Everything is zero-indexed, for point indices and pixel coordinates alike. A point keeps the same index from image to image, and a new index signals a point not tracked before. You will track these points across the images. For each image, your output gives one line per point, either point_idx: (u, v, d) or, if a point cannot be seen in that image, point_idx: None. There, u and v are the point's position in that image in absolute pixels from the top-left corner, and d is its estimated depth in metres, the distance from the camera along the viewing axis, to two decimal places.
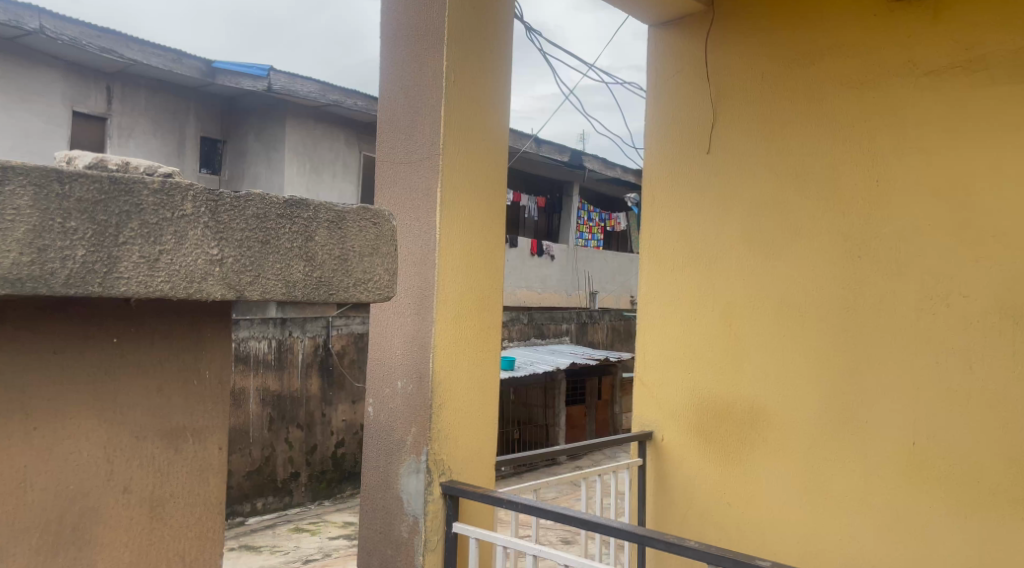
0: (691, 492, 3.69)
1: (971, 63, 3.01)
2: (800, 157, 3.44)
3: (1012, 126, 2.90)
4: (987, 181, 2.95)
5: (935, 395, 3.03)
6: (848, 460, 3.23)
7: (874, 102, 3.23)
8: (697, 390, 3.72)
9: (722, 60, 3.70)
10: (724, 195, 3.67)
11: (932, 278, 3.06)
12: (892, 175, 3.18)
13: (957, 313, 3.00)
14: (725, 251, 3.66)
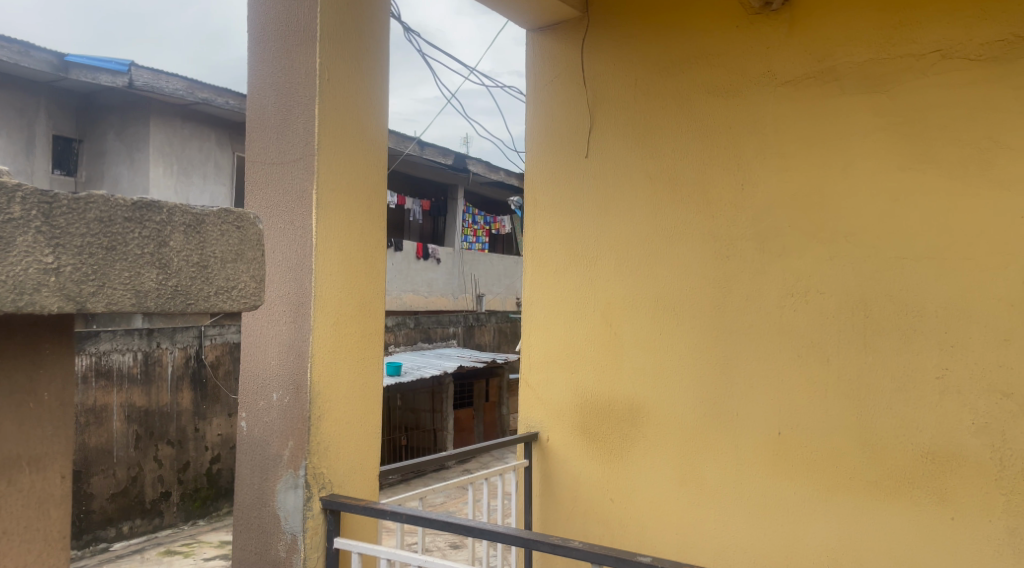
0: (576, 492, 3.73)
1: (824, 73, 3.19)
2: (672, 161, 3.54)
3: (863, 132, 3.10)
4: (840, 184, 3.14)
5: (801, 388, 3.18)
6: (722, 453, 3.34)
7: (740, 108, 3.37)
8: (581, 390, 3.76)
9: (596, 65, 3.77)
10: (603, 197, 3.73)
11: (795, 278, 3.22)
12: (757, 178, 3.33)
13: (818, 309, 3.17)
14: (604, 254, 3.72)
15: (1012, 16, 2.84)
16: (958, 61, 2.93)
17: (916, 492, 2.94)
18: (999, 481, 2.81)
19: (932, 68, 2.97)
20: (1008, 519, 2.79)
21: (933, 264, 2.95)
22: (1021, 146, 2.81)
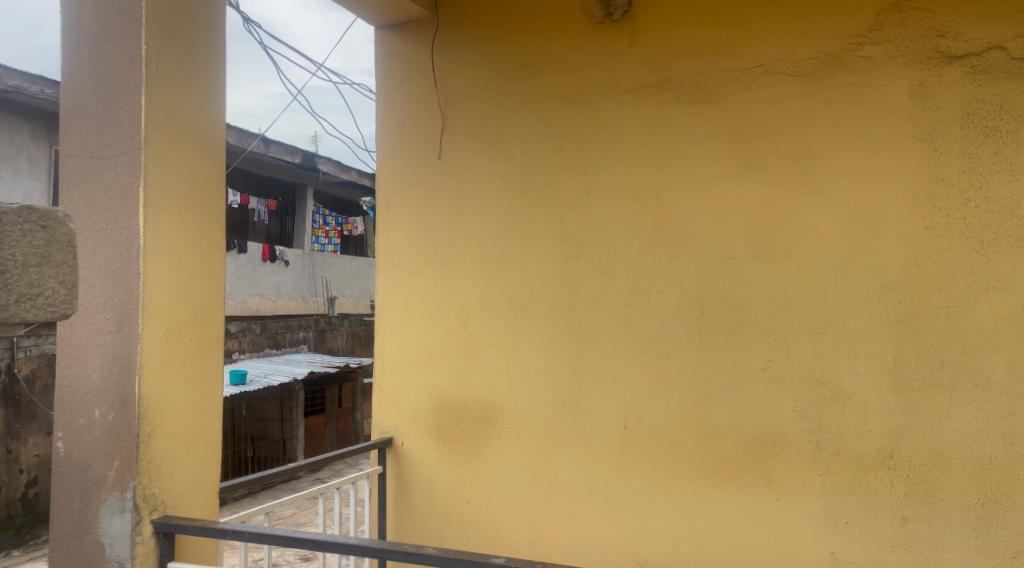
0: (431, 496, 3.70)
1: (661, 83, 3.33)
2: (521, 162, 3.58)
3: (696, 140, 3.27)
4: (678, 189, 3.29)
5: (645, 384, 3.31)
6: (570, 451, 3.42)
7: (584, 113, 3.46)
8: (434, 393, 3.73)
9: (445, 66, 3.75)
10: (454, 198, 3.72)
11: (638, 277, 3.34)
12: (602, 181, 3.42)
13: (658, 308, 3.30)
14: (455, 255, 3.71)
15: (823, 36, 3.09)
16: (778, 76, 3.15)
17: (747, 477, 3.14)
18: (817, 463, 3.05)
19: (756, 82, 3.18)
20: (825, 497, 3.04)
21: (760, 264, 3.15)
22: (832, 155, 3.06)
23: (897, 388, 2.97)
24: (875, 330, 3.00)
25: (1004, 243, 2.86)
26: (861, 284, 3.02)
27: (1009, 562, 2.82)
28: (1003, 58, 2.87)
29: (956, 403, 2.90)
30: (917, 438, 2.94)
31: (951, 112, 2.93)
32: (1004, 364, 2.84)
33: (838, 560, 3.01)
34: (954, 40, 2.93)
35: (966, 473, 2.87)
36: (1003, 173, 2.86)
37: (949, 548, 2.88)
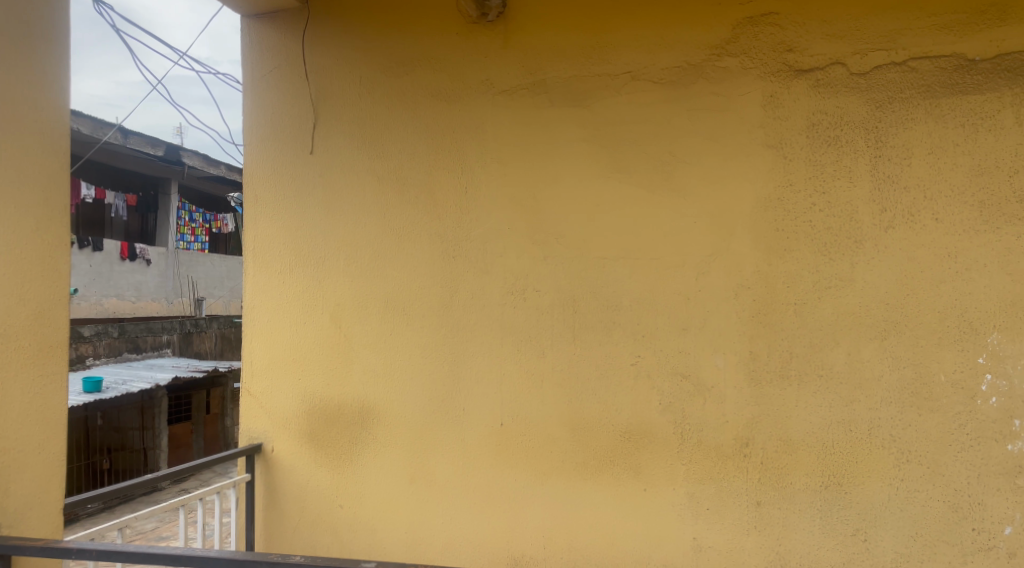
0: (303, 502, 3.60)
1: (534, 85, 3.37)
2: (397, 160, 3.54)
3: (567, 142, 3.33)
4: (551, 189, 3.34)
5: (519, 382, 3.34)
6: (445, 451, 3.41)
7: (459, 113, 3.46)
8: (307, 395, 3.62)
9: (316, 60, 3.65)
10: (327, 195, 3.62)
11: (513, 276, 3.37)
12: (477, 180, 3.43)
13: (532, 306, 3.34)
14: (328, 254, 3.61)
15: (686, 46, 3.21)
16: (643, 83, 3.25)
17: (615, 470, 3.23)
18: (680, 453, 3.17)
19: (624, 88, 3.27)
20: (689, 486, 3.16)
21: (628, 264, 3.24)
22: (695, 160, 3.19)
23: (751, 381, 3.12)
24: (732, 325, 3.14)
25: (845, 244, 3.06)
26: (721, 282, 3.16)
27: (850, 539, 3.03)
28: (843, 73, 3.07)
29: (804, 394, 3.07)
30: (770, 426, 3.10)
31: (798, 122, 3.11)
32: (846, 356, 3.04)
33: (699, 546, 3.15)
34: (802, 54, 3.11)
35: (812, 458, 3.06)
36: (843, 180, 3.07)
37: (798, 529, 3.07)
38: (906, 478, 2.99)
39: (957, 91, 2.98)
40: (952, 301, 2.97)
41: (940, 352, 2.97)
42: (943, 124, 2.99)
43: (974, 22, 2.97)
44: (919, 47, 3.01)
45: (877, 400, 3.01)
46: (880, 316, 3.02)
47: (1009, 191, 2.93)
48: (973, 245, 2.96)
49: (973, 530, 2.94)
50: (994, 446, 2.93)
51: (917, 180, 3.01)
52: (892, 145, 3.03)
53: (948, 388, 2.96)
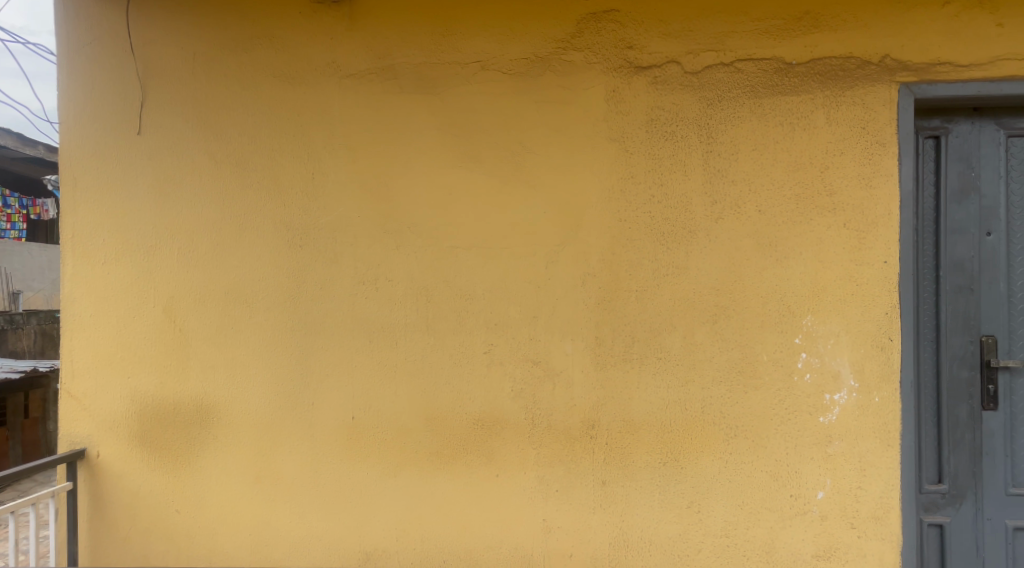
0: (136, 508, 3.38)
1: (383, 70, 3.33)
2: (237, 144, 3.38)
3: (418, 130, 3.31)
4: (402, 177, 3.31)
5: (370, 373, 3.31)
6: (294, 447, 3.33)
7: (303, 96, 3.35)
8: (136, 395, 3.39)
9: (143, 34, 3.40)
10: (158, 180, 3.39)
11: (363, 265, 3.32)
12: (324, 167, 3.34)
13: (385, 296, 3.31)
14: (159, 243, 3.39)
15: (533, 38, 3.28)
16: (492, 73, 3.29)
17: (467, 457, 3.28)
18: (531, 438, 3.26)
19: (474, 77, 3.30)
20: (538, 469, 3.26)
21: (479, 253, 3.28)
22: (542, 150, 3.26)
23: (597, 364, 3.24)
24: (579, 312, 3.25)
25: (681, 234, 3.23)
26: (569, 270, 3.25)
27: (685, 511, 3.22)
28: (678, 72, 3.24)
29: (645, 376, 3.23)
30: (614, 408, 3.23)
31: (639, 117, 3.24)
32: (681, 339, 3.22)
33: (549, 527, 3.26)
34: (640, 51, 3.25)
35: (652, 437, 3.22)
36: (678, 173, 3.23)
37: (639, 505, 3.23)
38: (733, 451, 3.21)
39: (777, 92, 3.21)
40: (773, 286, 3.20)
41: (763, 334, 3.20)
42: (766, 122, 3.21)
43: (792, 28, 3.20)
44: (744, 49, 3.22)
45: (708, 379, 3.21)
46: (711, 301, 3.22)
47: (821, 185, 3.19)
48: (791, 235, 3.20)
49: (791, 496, 3.20)
50: (808, 418, 3.19)
51: (744, 174, 3.22)
52: (721, 141, 3.22)
53: (770, 366, 3.20)
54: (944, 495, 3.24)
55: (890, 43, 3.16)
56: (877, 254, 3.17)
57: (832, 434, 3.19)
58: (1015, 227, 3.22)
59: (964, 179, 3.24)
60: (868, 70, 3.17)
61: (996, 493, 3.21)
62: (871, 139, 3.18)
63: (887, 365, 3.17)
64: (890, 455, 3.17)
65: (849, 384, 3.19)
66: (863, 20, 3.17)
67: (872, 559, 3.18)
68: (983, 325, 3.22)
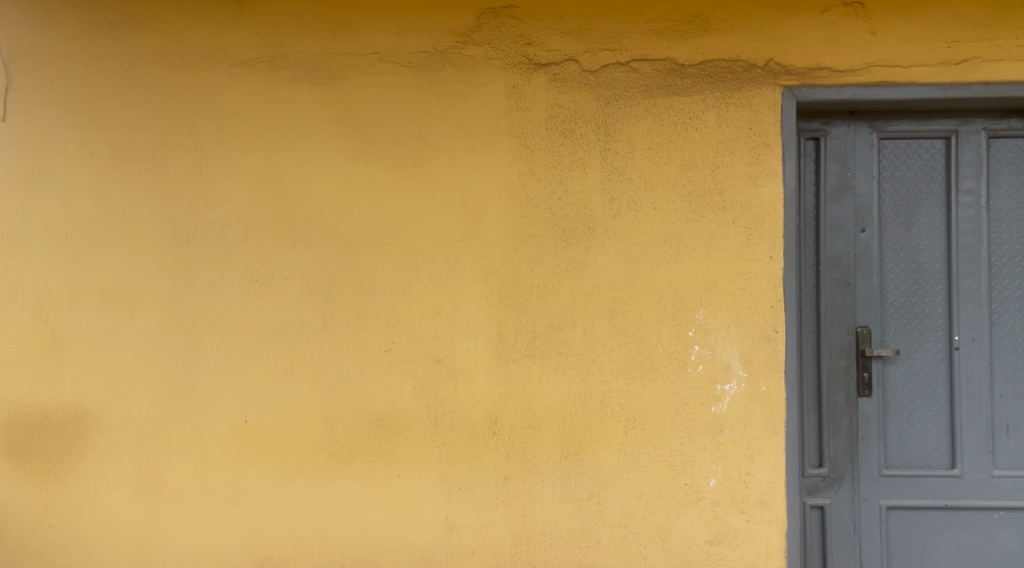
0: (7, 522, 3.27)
1: (276, 59, 3.33)
2: (121, 135, 3.32)
3: (315, 121, 3.32)
4: (296, 171, 3.31)
5: (262, 373, 3.28)
6: (182, 452, 3.27)
7: (191, 84, 3.33)
8: (4, 404, 3.28)
9: (13, 18, 3.33)
10: (29, 174, 3.30)
11: (255, 262, 3.30)
12: (213, 158, 3.31)
13: (281, 294, 3.29)
14: (28, 239, 3.29)
15: (432, 32, 3.31)
16: (390, 65, 3.32)
17: (367, 457, 3.27)
18: (433, 436, 3.27)
19: (372, 69, 3.32)
20: (441, 468, 3.26)
21: (378, 249, 3.29)
22: (441, 145, 3.30)
23: (500, 360, 3.26)
24: (482, 308, 3.27)
25: (581, 230, 3.27)
26: (470, 266, 3.28)
27: (586, 504, 3.26)
28: (576, 70, 3.29)
29: (546, 371, 3.26)
30: (516, 403, 3.26)
31: (538, 114, 3.29)
32: (582, 333, 3.26)
33: (451, 525, 3.26)
34: (539, 48, 3.29)
35: (553, 431, 3.26)
36: (578, 170, 3.28)
37: (541, 499, 3.26)
38: (631, 443, 3.25)
39: (671, 92, 3.28)
40: (668, 281, 3.25)
41: (659, 327, 3.25)
42: (660, 122, 3.28)
43: (684, 29, 3.27)
44: (639, 49, 3.28)
45: (608, 373, 3.25)
46: (610, 296, 3.26)
47: (712, 183, 3.26)
48: (685, 231, 3.26)
49: (684, 485, 3.24)
50: (701, 409, 3.24)
51: (640, 172, 3.27)
52: (618, 139, 3.28)
53: (665, 359, 3.25)
54: (825, 478, 3.42)
55: (773, 47, 3.25)
56: (763, 250, 3.23)
57: (723, 423, 3.24)
58: (886, 225, 3.42)
59: (842, 180, 3.42)
60: (754, 74, 3.26)
61: (871, 475, 3.41)
62: (758, 139, 3.25)
63: (773, 355, 3.22)
64: (776, 442, 3.22)
65: (738, 374, 3.24)
66: (749, 24, 3.26)
67: (760, 544, 3.22)
68: (858, 317, 3.41)
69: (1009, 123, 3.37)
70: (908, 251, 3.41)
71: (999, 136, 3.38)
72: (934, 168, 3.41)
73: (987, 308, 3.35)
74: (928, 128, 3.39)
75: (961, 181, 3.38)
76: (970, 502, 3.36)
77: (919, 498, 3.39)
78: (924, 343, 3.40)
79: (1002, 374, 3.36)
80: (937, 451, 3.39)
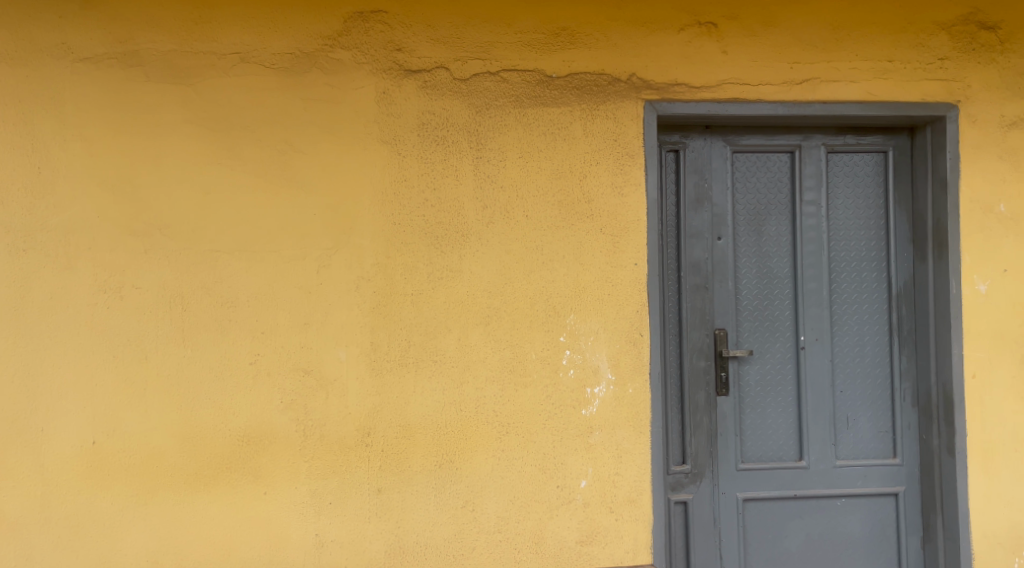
0: None
1: (125, 56, 3.17)
2: None
3: (169, 122, 3.17)
4: (149, 175, 3.15)
5: (112, 390, 3.12)
6: (22, 477, 3.08)
7: (29, 79, 3.13)
8: None
9: None
10: None
11: (103, 271, 3.13)
12: (55, 160, 3.12)
13: (131, 305, 3.13)
14: None
15: (297, 33, 3.24)
16: (253, 66, 3.22)
17: (231, 475, 3.16)
18: (303, 450, 3.18)
19: (233, 69, 3.21)
20: (310, 483, 3.18)
21: (240, 257, 3.18)
22: (308, 150, 3.22)
23: (372, 370, 3.22)
24: (352, 316, 3.22)
25: (454, 237, 3.28)
26: (341, 274, 3.21)
27: (461, 511, 3.25)
28: (446, 77, 3.30)
29: (420, 379, 3.24)
30: (390, 414, 3.22)
31: (409, 120, 3.27)
32: (456, 341, 3.26)
33: (322, 541, 3.19)
34: (409, 55, 3.28)
35: (427, 440, 3.24)
36: (450, 178, 3.28)
37: (416, 509, 3.23)
38: (506, 449, 3.28)
39: (540, 103, 3.34)
40: (540, 288, 3.31)
41: (531, 334, 3.30)
42: (530, 131, 3.33)
43: (551, 41, 3.35)
44: (508, 59, 3.33)
45: (482, 379, 3.27)
46: (484, 304, 3.28)
47: (580, 193, 3.34)
48: (556, 239, 3.33)
49: (557, 487, 3.30)
50: (572, 412, 3.31)
51: (511, 180, 3.32)
52: (490, 147, 3.31)
53: (538, 364, 3.30)
54: (688, 474, 3.59)
55: (635, 62, 3.38)
56: (629, 257, 3.34)
57: (593, 424, 3.31)
58: (740, 233, 3.64)
59: (700, 190, 3.61)
60: (618, 87, 3.37)
61: (729, 470, 3.60)
62: (622, 151, 3.36)
63: (639, 358, 3.33)
64: (642, 442, 3.33)
65: (607, 378, 3.33)
66: (613, 39, 3.37)
67: (628, 541, 3.32)
68: (716, 320, 3.60)
69: (845, 139, 3.66)
70: (758, 258, 3.64)
71: (836, 151, 3.66)
72: (781, 180, 3.66)
73: (828, 310, 3.62)
74: (775, 143, 3.64)
75: (804, 192, 3.64)
76: (816, 491, 3.61)
77: (771, 489, 3.61)
78: (774, 343, 3.63)
79: (842, 371, 3.64)
80: (787, 445, 3.63)
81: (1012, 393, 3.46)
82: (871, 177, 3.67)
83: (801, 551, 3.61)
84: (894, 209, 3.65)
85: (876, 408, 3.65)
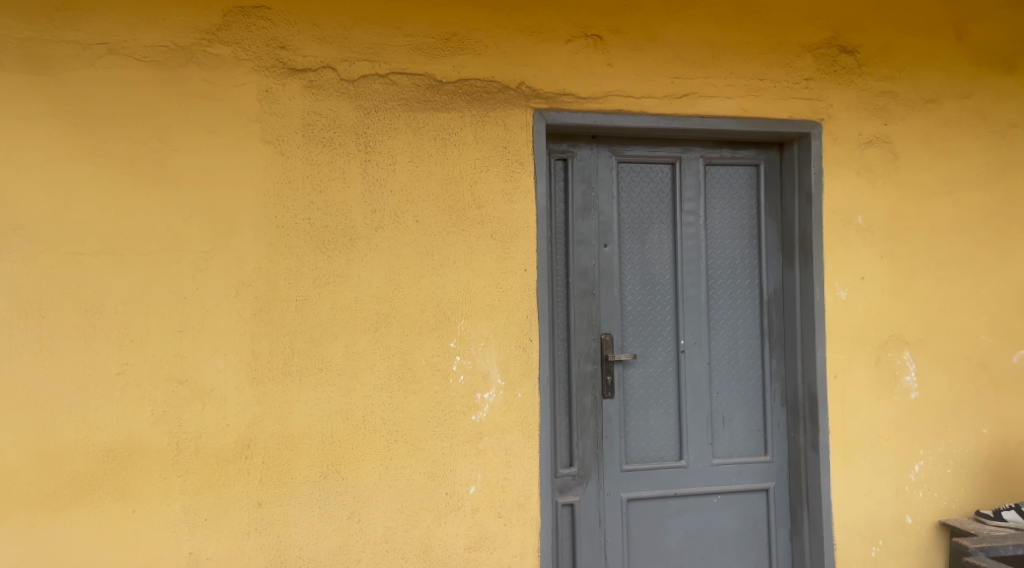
0: None
1: None
2: None
3: (27, 115, 2.98)
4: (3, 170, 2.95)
5: None
6: None
7: None
8: None
9: None
10: None
11: None
12: None
13: None
14: None
15: (173, 25, 3.09)
16: (122, 58, 3.05)
17: (95, 493, 2.97)
18: (176, 464, 3.03)
19: (100, 61, 3.03)
20: (184, 499, 3.03)
21: (105, 260, 3.00)
22: (183, 148, 3.08)
23: (252, 379, 3.10)
24: (232, 323, 3.09)
25: (341, 242, 3.20)
26: (219, 278, 3.08)
27: (346, 523, 3.17)
28: (334, 78, 3.22)
29: (304, 388, 3.14)
30: (271, 424, 3.11)
31: (293, 120, 3.18)
32: (343, 348, 3.18)
33: (196, 559, 3.04)
34: (294, 53, 3.18)
35: (311, 451, 3.14)
36: (337, 180, 3.21)
37: (298, 522, 3.12)
38: (394, 457, 3.22)
39: (430, 107, 3.32)
40: (429, 293, 3.28)
41: (421, 340, 3.26)
42: (420, 135, 3.30)
43: (441, 46, 3.33)
44: (397, 62, 3.29)
45: (369, 387, 3.20)
46: (371, 310, 3.22)
47: (470, 198, 3.33)
48: (446, 244, 3.30)
49: (446, 494, 3.27)
50: (461, 418, 3.28)
51: (400, 185, 3.27)
52: (378, 150, 3.26)
53: (428, 370, 3.26)
54: (574, 476, 3.65)
55: (524, 71, 3.41)
56: (519, 263, 3.36)
57: (482, 430, 3.30)
58: (624, 241, 3.74)
59: (587, 199, 3.69)
60: (507, 95, 3.39)
61: (614, 471, 3.69)
62: (512, 158, 3.38)
63: (529, 363, 3.34)
64: (531, 446, 3.33)
65: (497, 383, 3.32)
66: (502, 48, 3.39)
67: (515, 545, 3.32)
68: (602, 325, 3.69)
69: (720, 152, 3.83)
70: (642, 265, 3.75)
71: (713, 164, 3.83)
72: (662, 190, 3.79)
73: (706, 316, 3.78)
74: (657, 154, 3.77)
75: (684, 202, 3.78)
76: (695, 489, 3.76)
77: (653, 489, 3.72)
78: (657, 347, 3.75)
79: (718, 374, 3.81)
80: (667, 445, 3.76)
81: (869, 392, 3.71)
82: (744, 189, 3.86)
83: (680, 548, 3.75)
84: (766, 220, 3.85)
85: (749, 409, 3.83)
